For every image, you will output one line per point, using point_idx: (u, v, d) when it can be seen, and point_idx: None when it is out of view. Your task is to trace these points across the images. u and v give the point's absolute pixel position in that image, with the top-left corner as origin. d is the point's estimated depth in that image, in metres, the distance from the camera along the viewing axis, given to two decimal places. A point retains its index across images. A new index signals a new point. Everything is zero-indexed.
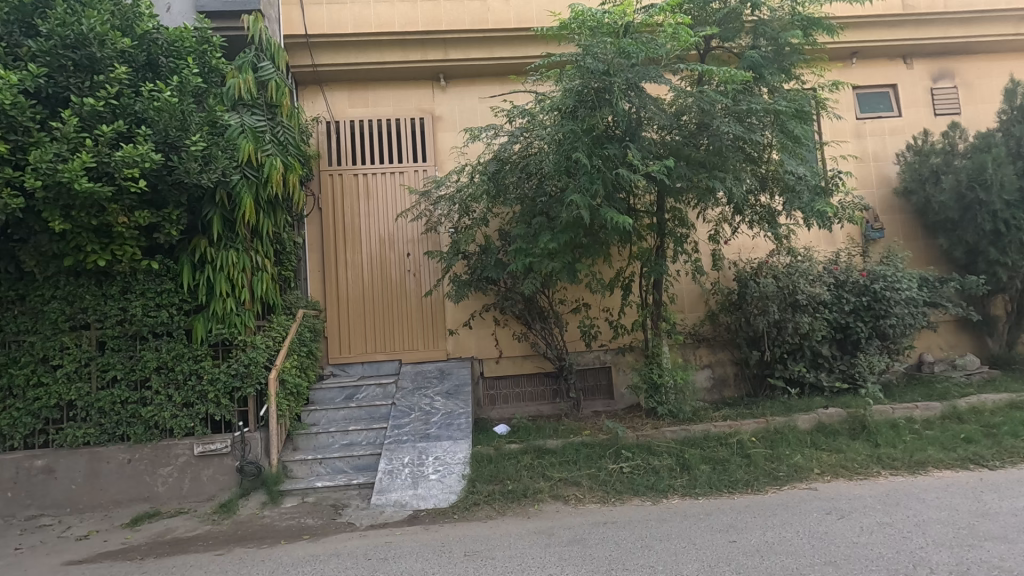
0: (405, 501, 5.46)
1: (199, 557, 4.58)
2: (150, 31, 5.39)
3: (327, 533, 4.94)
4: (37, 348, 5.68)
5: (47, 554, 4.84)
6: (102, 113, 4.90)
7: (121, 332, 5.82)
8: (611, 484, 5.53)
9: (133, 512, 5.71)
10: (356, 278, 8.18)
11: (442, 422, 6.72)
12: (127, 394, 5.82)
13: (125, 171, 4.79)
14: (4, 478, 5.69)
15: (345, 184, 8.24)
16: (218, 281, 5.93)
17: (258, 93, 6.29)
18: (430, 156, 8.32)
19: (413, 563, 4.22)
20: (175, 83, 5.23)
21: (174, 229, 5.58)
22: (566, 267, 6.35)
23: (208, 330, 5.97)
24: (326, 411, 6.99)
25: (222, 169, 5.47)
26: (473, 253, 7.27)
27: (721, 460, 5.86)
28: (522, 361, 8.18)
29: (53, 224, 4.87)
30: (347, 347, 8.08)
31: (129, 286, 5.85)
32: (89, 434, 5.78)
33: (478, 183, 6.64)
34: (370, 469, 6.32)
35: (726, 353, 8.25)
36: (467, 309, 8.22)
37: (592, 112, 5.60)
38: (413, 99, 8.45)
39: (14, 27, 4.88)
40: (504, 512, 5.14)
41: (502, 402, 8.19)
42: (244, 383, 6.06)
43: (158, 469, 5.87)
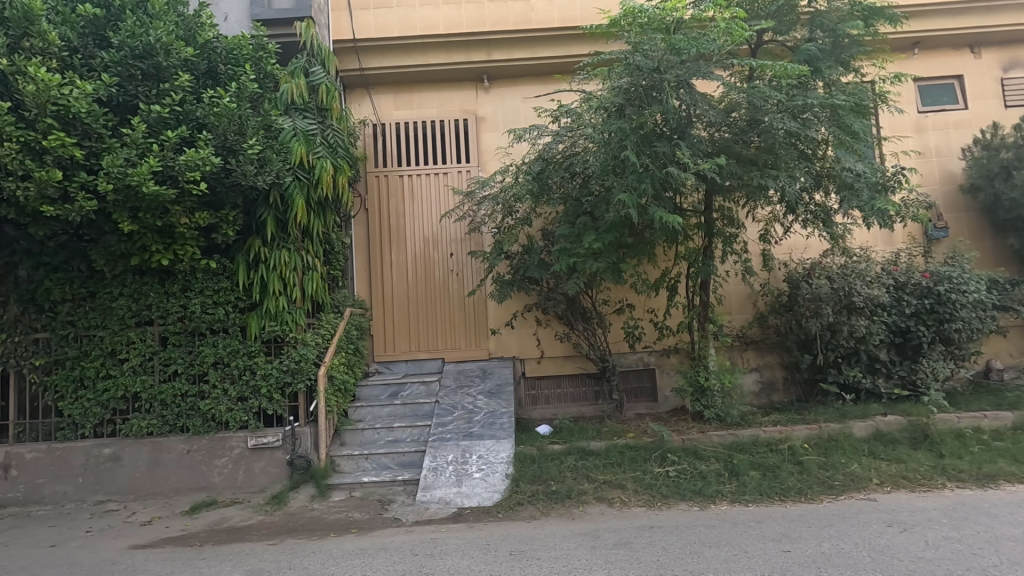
0: (450, 498, 5.52)
1: (254, 546, 4.75)
2: (211, 40, 5.63)
3: (374, 528, 5.04)
4: (106, 342, 6.01)
5: (114, 538, 5.10)
6: (167, 119, 5.14)
7: (181, 328, 6.09)
8: (657, 487, 5.45)
9: (191, 501, 5.97)
10: (401, 278, 8.32)
11: (484, 421, 6.76)
12: (187, 387, 6.09)
13: (188, 174, 5.02)
14: (75, 464, 6.03)
15: (391, 185, 8.39)
16: (271, 279, 6.14)
17: (310, 97, 6.59)
18: (473, 157, 8.38)
19: (459, 560, 4.25)
20: (234, 90, 5.44)
21: (231, 229, 5.81)
22: (611, 267, 6.28)
23: (261, 327, 6.18)
24: (372, 408, 7.12)
25: (276, 172, 5.69)
26: (516, 253, 7.28)
27: (771, 467, 5.67)
28: (564, 362, 8.15)
29: (122, 225, 5.15)
30: (391, 345, 8.23)
31: (189, 285, 6.12)
32: (152, 425, 6.07)
33: (522, 184, 6.64)
34: (415, 466, 6.41)
35: (776, 356, 7.99)
36: (510, 309, 8.24)
37: (640, 110, 5.54)
38: (456, 100, 8.54)
39: (89, 40, 5.17)
40: (549, 513, 5.14)
41: (544, 402, 8.18)
42: (295, 379, 6.26)
43: (214, 460, 6.13)
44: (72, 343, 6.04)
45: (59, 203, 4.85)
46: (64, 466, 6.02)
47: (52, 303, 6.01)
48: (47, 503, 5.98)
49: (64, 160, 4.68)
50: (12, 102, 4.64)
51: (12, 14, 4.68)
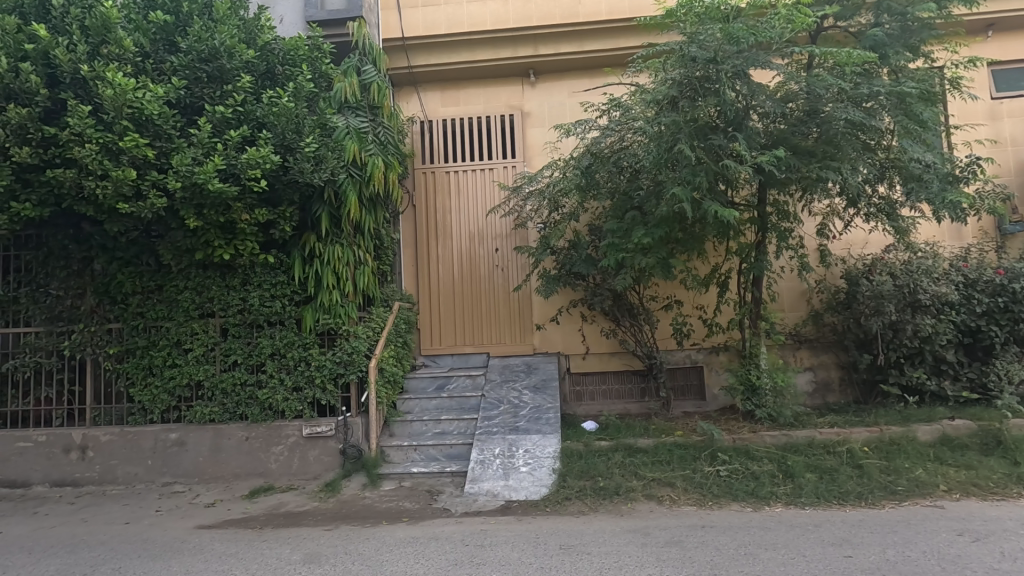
0: (497, 491, 5.58)
1: (311, 531, 4.93)
2: (270, 42, 5.84)
3: (424, 517, 5.15)
4: (172, 333, 6.33)
5: (182, 518, 5.39)
6: (230, 119, 5.36)
7: (241, 321, 6.35)
8: (707, 487, 5.35)
9: (250, 485, 6.23)
10: (447, 273, 8.42)
11: (530, 416, 6.78)
12: (246, 376, 6.35)
13: (249, 171, 5.23)
14: (144, 447, 6.38)
15: (437, 181, 8.50)
16: (325, 274, 6.34)
17: (362, 95, 6.76)
18: (519, 152, 8.40)
19: (510, 552, 4.30)
20: (291, 89, 5.63)
21: (288, 226, 6.03)
22: (660, 263, 6.19)
23: (316, 320, 6.40)
24: (419, 400, 7.24)
25: (331, 169, 5.88)
26: (562, 248, 7.27)
27: (829, 469, 5.48)
28: (610, 358, 8.10)
29: (188, 221, 5.41)
30: (437, 339, 8.36)
31: (248, 278, 6.37)
32: (214, 413, 6.35)
33: (570, 178, 6.62)
34: (462, 459, 6.49)
35: (831, 356, 7.70)
36: (555, 305, 8.23)
37: (694, 102, 5.44)
38: (503, 96, 8.57)
39: (159, 45, 5.43)
40: (597, 509, 5.13)
41: (589, 399, 8.15)
42: (347, 370, 6.44)
43: (271, 447, 6.37)
44: (142, 333, 6.39)
45: (133, 200, 5.13)
46: (134, 449, 6.38)
47: (125, 295, 6.37)
48: (120, 483, 6.35)
49: (138, 160, 4.95)
50: (92, 106, 4.93)
51: (93, 23, 4.97)
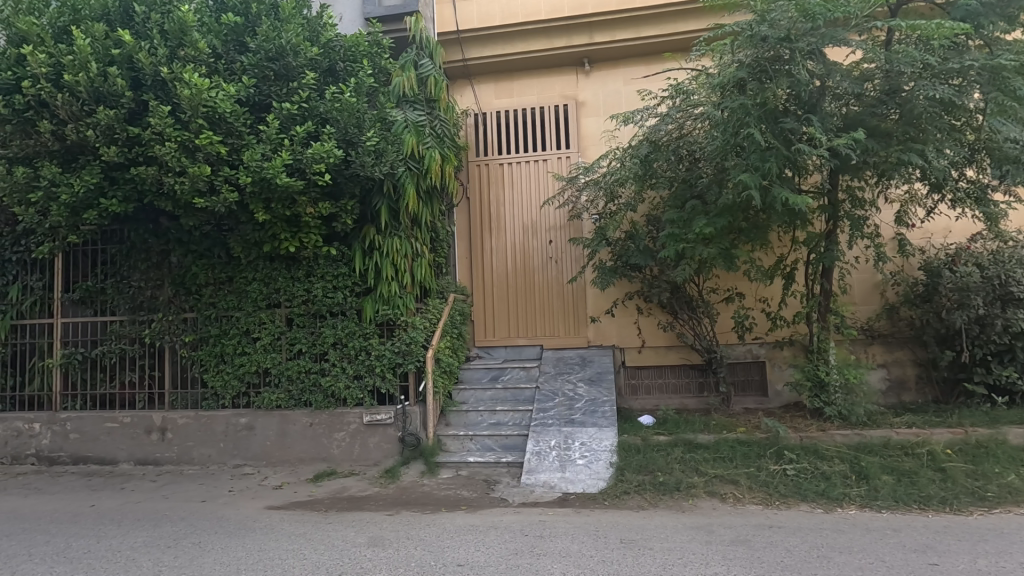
0: (554, 483, 5.57)
1: (374, 516, 5.07)
2: (332, 39, 5.99)
3: (482, 506, 5.19)
4: (242, 322, 6.62)
5: (253, 498, 5.65)
6: (295, 115, 5.54)
7: (305, 311, 6.57)
8: (774, 486, 5.15)
9: (314, 470, 6.45)
10: (501, 265, 8.44)
11: (586, 408, 6.70)
12: (310, 364, 6.58)
13: (314, 166, 5.39)
14: (217, 430, 6.71)
15: (491, 173, 8.52)
16: (384, 265, 6.49)
17: (419, 89, 6.88)
18: (574, 142, 8.32)
19: (570, 544, 4.27)
20: (353, 85, 5.78)
21: (349, 219, 6.20)
22: (722, 253, 5.99)
23: (376, 311, 6.56)
24: (474, 391, 7.29)
25: (391, 163, 6.04)
26: (618, 239, 7.13)
27: (908, 472, 5.17)
28: (666, 352, 7.93)
29: (258, 215, 5.64)
30: (491, 331, 8.39)
31: (312, 270, 6.59)
32: (280, 399, 6.62)
33: (627, 167, 6.49)
34: (518, 450, 6.50)
35: (907, 352, 7.23)
36: (610, 297, 8.11)
37: (763, 84, 5.24)
38: (557, 86, 8.49)
39: (230, 46, 5.63)
40: (657, 504, 5.04)
41: (644, 393, 8.01)
42: (405, 360, 6.57)
43: (334, 434, 6.57)
44: (214, 323, 6.71)
45: (208, 195, 5.39)
46: (208, 431, 6.72)
47: (198, 286, 6.71)
48: (196, 464, 6.71)
49: (211, 156, 5.18)
50: (171, 106, 5.20)
51: (171, 27, 5.24)
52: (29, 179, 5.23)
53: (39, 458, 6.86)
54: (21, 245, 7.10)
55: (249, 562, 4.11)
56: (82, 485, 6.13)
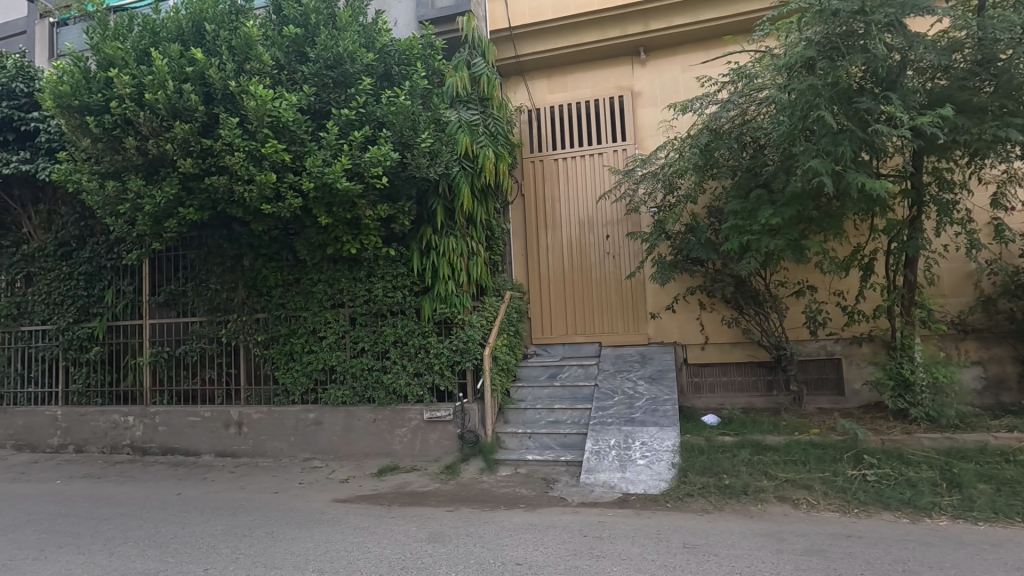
0: (614, 483, 5.45)
1: (434, 511, 5.15)
2: (387, 44, 6.13)
3: (541, 505, 5.16)
4: (308, 322, 6.90)
5: (321, 491, 5.89)
6: (353, 121, 5.71)
7: (367, 310, 6.76)
8: (852, 492, 4.82)
9: (378, 464, 6.64)
10: (557, 261, 8.35)
11: (646, 407, 6.52)
12: (372, 362, 6.78)
13: (372, 169, 5.56)
14: (288, 424, 7.04)
15: (545, 169, 8.46)
16: (441, 264, 6.61)
17: (472, 89, 6.93)
18: (630, 134, 8.12)
19: (630, 547, 4.17)
20: (407, 88, 5.90)
21: (407, 220, 6.35)
22: (790, 245, 5.67)
23: (434, 309, 6.69)
24: (532, 389, 7.27)
25: (446, 163, 6.15)
26: (677, 233, 6.89)
27: (1009, 481, 4.70)
28: (731, 349, 7.61)
29: (320, 219, 5.86)
30: (549, 328, 8.32)
31: (372, 271, 6.76)
32: (345, 396, 6.84)
33: (687, 157, 6.26)
34: (577, 448, 6.43)
35: (1007, 348, 6.58)
36: (671, 292, 7.86)
37: (834, 62, 4.92)
38: (612, 78, 8.32)
39: (291, 57, 5.86)
40: (723, 508, 4.83)
41: (708, 391, 7.72)
42: (463, 358, 6.66)
43: (395, 430, 6.72)
44: (283, 322, 7.04)
45: (274, 201, 5.64)
46: (279, 426, 7.06)
47: (269, 288, 7.06)
48: (269, 456, 7.07)
49: (277, 164, 5.43)
50: (239, 117, 5.48)
51: (238, 43, 5.52)
52: (118, 192, 5.67)
53: (133, 449, 7.47)
54: (114, 252, 7.78)
55: (317, 553, 4.27)
56: (169, 474, 6.61)
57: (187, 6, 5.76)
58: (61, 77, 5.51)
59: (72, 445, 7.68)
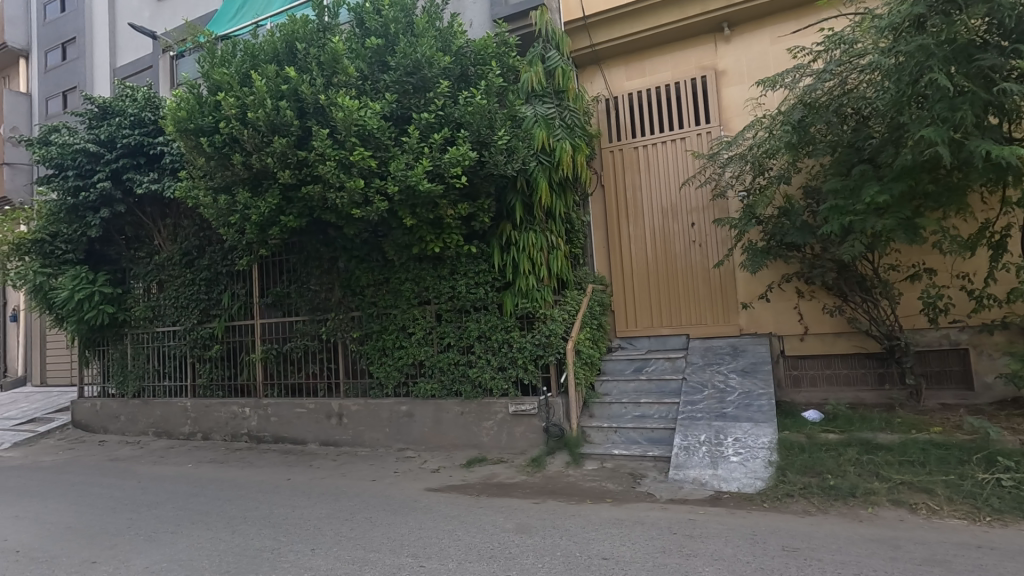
0: (705, 480, 5.24)
1: (521, 503, 5.23)
2: (462, 45, 6.28)
3: (628, 500, 5.08)
4: (398, 319, 7.23)
5: (414, 480, 6.17)
6: (433, 124, 5.92)
7: (452, 306, 6.98)
8: (983, 498, 4.31)
9: (467, 456, 6.84)
10: (640, 252, 8.13)
11: (739, 401, 6.20)
12: (459, 357, 6.98)
13: (452, 169, 5.73)
14: (382, 416, 7.43)
15: (625, 158, 8.26)
16: (521, 260, 6.68)
17: (547, 83, 6.93)
18: (715, 115, 7.74)
19: (722, 547, 4.00)
20: (483, 87, 6.03)
21: (487, 217, 6.49)
22: (902, 224, 5.14)
23: (516, 304, 6.77)
24: (617, 382, 7.16)
25: (522, 159, 6.21)
26: (770, 216, 6.47)
27: None
28: (834, 339, 7.07)
29: (406, 220, 6.11)
30: (633, 321, 8.12)
31: (455, 268, 6.96)
32: (435, 389, 7.12)
33: (778, 136, 5.86)
34: (665, 443, 6.26)
35: None
36: (764, 280, 7.41)
37: (949, 18, 4.42)
38: (693, 58, 7.98)
39: (374, 66, 6.14)
40: (828, 510, 4.50)
41: (809, 384, 7.22)
42: (546, 352, 6.69)
43: (482, 422, 6.88)
44: (375, 319, 7.43)
45: (363, 205, 5.95)
46: (375, 417, 7.48)
47: (362, 287, 7.47)
48: (367, 446, 7.51)
49: (365, 170, 5.72)
50: (329, 129, 5.85)
51: (326, 59, 5.90)
52: (229, 205, 6.26)
53: (250, 437, 8.23)
54: (228, 259, 8.61)
55: (411, 539, 4.49)
56: (281, 461, 7.21)
57: (281, 28, 6.22)
58: (179, 105, 6.16)
59: (200, 432, 8.60)
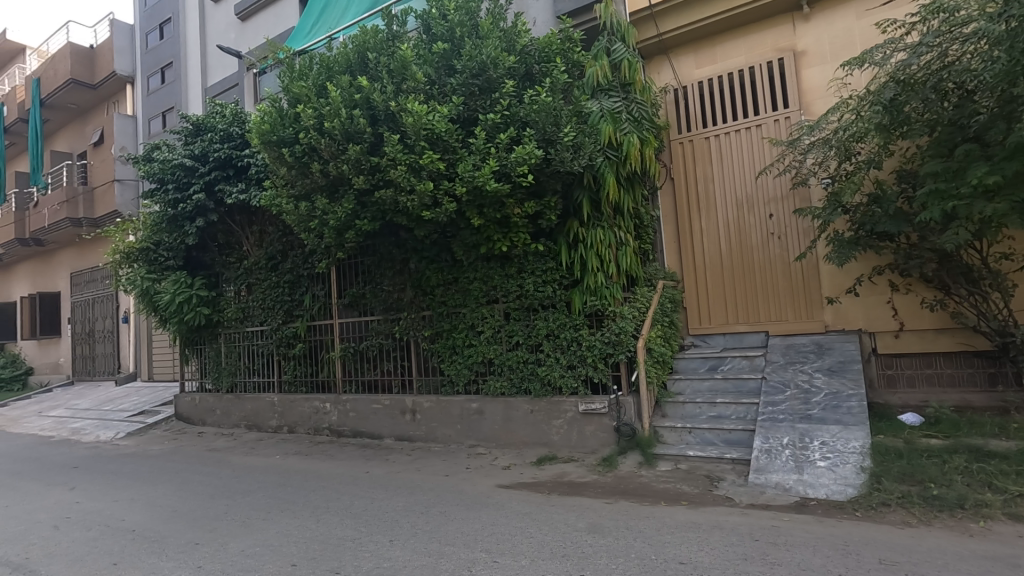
0: (789, 485, 4.95)
1: (593, 503, 5.17)
2: (527, 44, 6.32)
3: (705, 503, 4.91)
4: (468, 318, 7.36)
5: (486, 476, 6.26)
6: (499, 124, 5.97)
7: (520, 305, 7.01)
8: None
9: (537, 453, 6.85)
10: (713, 246, 7.81)
11: (826, 403, 5.83)
12: (528, 355, 7.01)
13: (519, 168, 5.75)
14: (454, 412, 7.58)
15: (696, 149, 7.97)
16: (589, 257, 6.61)
17: (613, 76, 6.79)
18: (794, 100, 7.32)
19: (810, 556, 3.77)
20: (548, 85, 6.03)
21: (553, 215, 6.47)
22: (1016, 208, 4.65)
23: (584, 302, 6.72)
24: (691, 381, 6.93)
25: (589, 154, 6.15)
26: (858, 205, 6.03)
27: None
28: (935, 336, 6.51)
29: (473, 221, 6.21)
30: (706, 318, 7.81)
31: (522, 267, 6.99)
32: (505, 387, 7.18)
33: (866, 118, 5.45)
34: (743, 445, 6.00)
35: None
36: (852, 273, 6.92)
37: None
38: (769, 40, 7.59)
39: (441, 70, 6.27)
40: (931, 522, 4.14)
41: (906, 385, 6.67)
42: (616, 350, 6.59)
43: (552, 421, 6.86)
44: (445, 318, 7.60)
45: (432, 207, 6.09)
46: (446, 413, 7.64)
47: (432, 287, 7.66)
48: (439, 442, 7.69)
49: (433, 173, 5.87)
50: (399, 134, 6.04)
51: (396, 66, 6.09)
52: (310, 211, 6.60)
53: (331, 431, 8.66)
54: (309, 263, 9.10)
55: (485, 534, 4.55)
56: (359, 455, 7.53)
57: (353, 40, 6.50)
58: (263, 118, 6.54)
59: (286, 426, 9.14)
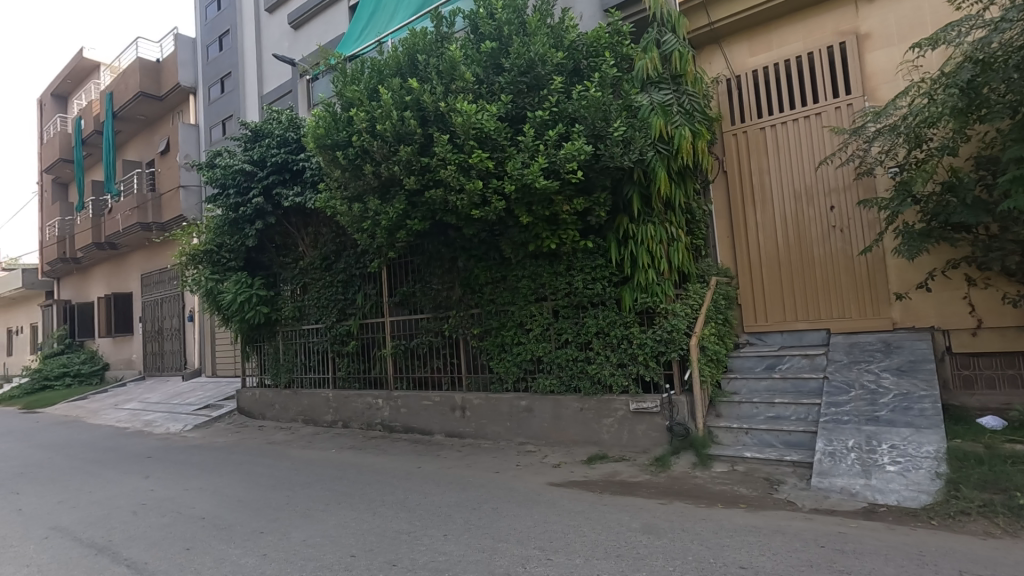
0: (855, 490, 4.72)
1: (646, 503, 5.09)
2: (575, 39, 6.26)
3: (764, 507, 4.74)
4: (516, 315, 7.38)
5: (536, 474, 6.26)
6: (548, 121, 5.94)
7: (569, 302, 6.98)
8: None
9: (587, 452, 6.79)
10: (769, 240, 7.53)
11: (895, 404, 5.52)
12: (577, 352, 6.97)
13: (567, 164, 5.71)
14: (503, 410, 7.61)
15: (750, 140, 7.70)
16: (640, 253, 6.50)
17: (663, 68, 6.62)
18: (857, 85, 6.97)
19: (881, 565, 3.58)
20: (597, 80, 5.96)
21: (603, 211, 6.40)
22: None
23: (634, 299, 6.61)
24: (747, 381, 6.71)
25: (639, 149, 6.03)
26: (929, 194, 5.68)
27: None
28: (1018, 335, 6.06)
29: (522, 218, 6.23)
30: (762, 315, 7.54)
31: (571, 264, 6.95)
32: (554, 384, 7.16)
33: (940, 102, 5.11)
34: (804, 448, 5.76)
35: None
36: (923, 267, 6.53)
37: None
38: (829, 24, 7.25)
39: (489, 69, 6.30)
40: (1017, 534, 3.86)
41: (984, 386, 6.24)
42: (668, 348, 6.46)
43: (602, 419, 6.78)
44: (494, 316, 7.65)
45: (481, 206, 6.14)
46: (496, 411, 7.68)
47: (481, 285, 7.72)
48: (489, 438, 7.74)
49: (482, 172, 5.91)
50: (449, 134, 6.10)
51: (445, 67, 6.16)
52: (363, 212, 6.77)
53: (384, 426, 8.86)
54: (361, 263, 9.35)
55: (537, 532, 4.55)
56: (411, 450, 7.68)
57: (403, 43, 6.62)
58: (318, 122, 6.75)
59: (341, 421, 9.42)
